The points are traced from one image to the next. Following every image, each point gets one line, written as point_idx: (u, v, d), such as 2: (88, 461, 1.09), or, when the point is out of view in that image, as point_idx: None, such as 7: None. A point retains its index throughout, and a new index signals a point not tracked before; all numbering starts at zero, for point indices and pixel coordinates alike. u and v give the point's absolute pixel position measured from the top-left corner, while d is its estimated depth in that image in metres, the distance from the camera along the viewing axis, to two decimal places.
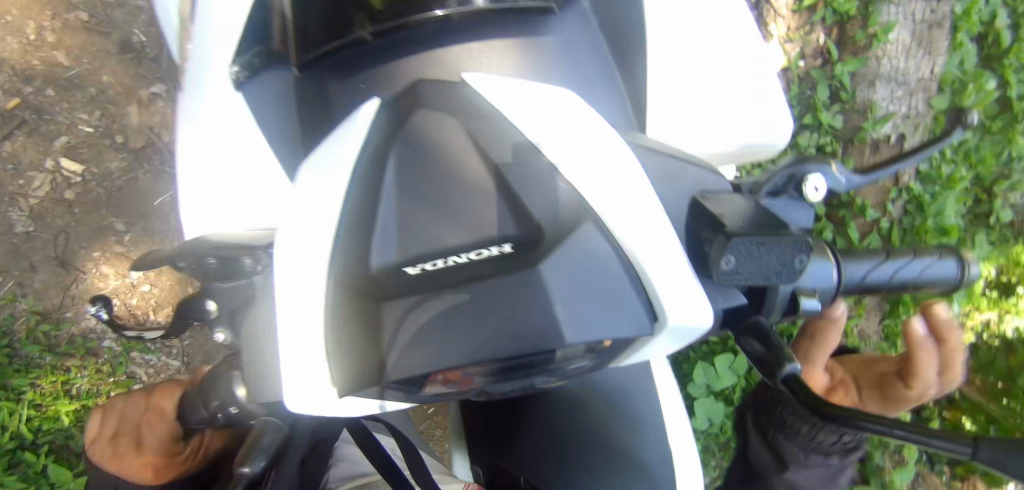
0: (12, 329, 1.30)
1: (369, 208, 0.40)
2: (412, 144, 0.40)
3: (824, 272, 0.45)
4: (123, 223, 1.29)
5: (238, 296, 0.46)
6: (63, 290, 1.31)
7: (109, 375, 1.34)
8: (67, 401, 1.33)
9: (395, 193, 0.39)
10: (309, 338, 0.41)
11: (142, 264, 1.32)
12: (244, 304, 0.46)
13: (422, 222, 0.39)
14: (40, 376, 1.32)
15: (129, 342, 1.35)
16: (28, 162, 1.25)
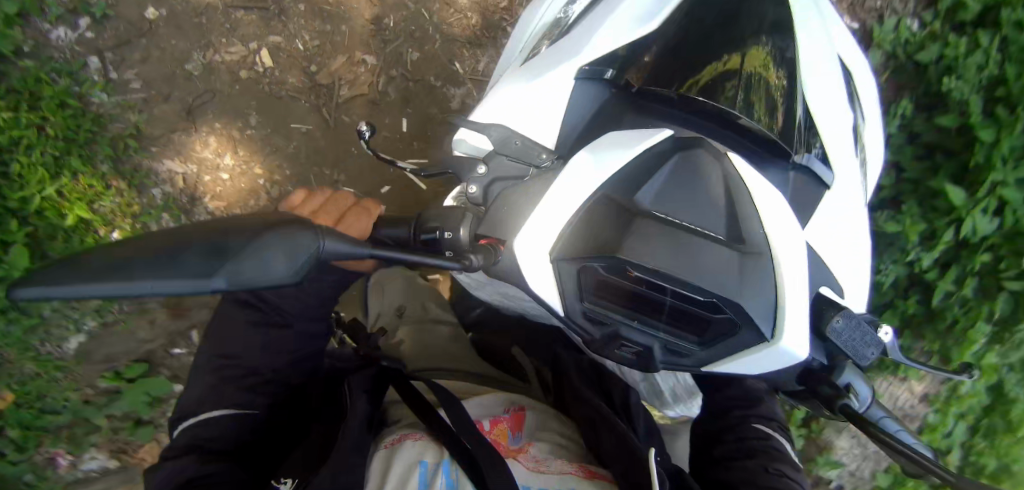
0: (108, 125, 1.38)
1: (649, 174, 0.71)
2: (692, 165, 0.71)
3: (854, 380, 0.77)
4: (257, 121, 1.46)
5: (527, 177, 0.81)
6: (169, 130, 1.42)
7: (134, 216, 1.43)
8: (85, 210, 1.37)
9: (664, 183, 0.71)
10: (579, 213, 0.71)
11: (238, 158, 1.47)
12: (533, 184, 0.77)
13: (674, 198, 0.70)
14: (84, 173, 1.37)
15: (171, 204, 1.45)
16: (241, 33, 1.42)
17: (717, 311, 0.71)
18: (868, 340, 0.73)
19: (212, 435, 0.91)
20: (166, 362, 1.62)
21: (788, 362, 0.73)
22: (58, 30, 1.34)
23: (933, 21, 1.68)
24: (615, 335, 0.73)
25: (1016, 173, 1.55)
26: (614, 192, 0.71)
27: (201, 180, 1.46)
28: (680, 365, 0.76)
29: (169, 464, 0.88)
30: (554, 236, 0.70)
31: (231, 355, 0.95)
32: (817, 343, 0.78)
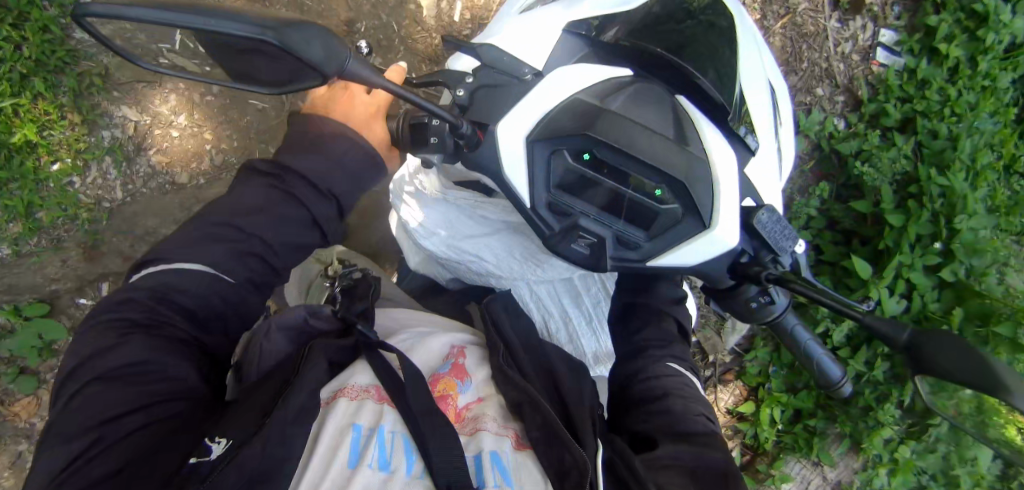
0: (78, 60, 1.47)
1: (615, 88, 0.96)
2: (646, 89, 0.98)
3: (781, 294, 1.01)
4: (218, 90, 1.59)
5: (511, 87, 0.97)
6: (135, 79, 1.53)
7: (79, 153, 1.51)
8: (34, 133, 1.45)
9: (623, 98, 0.93)
10: (558, 101, 0.93)
11: (190, 121, 1.58)
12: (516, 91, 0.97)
13: (633, 105, 0.93)
14: (45, 98, 1.46)
15: (118, 149, 1.54)
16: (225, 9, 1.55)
17: (664, 202, 0.90)
18: (783, 232, 0.95)
19: (185, 286, 0.96)
20: (68, 311, 1.59)
21: (721, 248, 0.93)
22: None
23: (858, 121, 1.85)
24: (574, 221, 0.91)
25: (923, 259, 1.69)
26: (586, 93, 0.94)
27: (151, 132, 1.56)
28: (629, 258, 0.94)
29: (119, 324, 0.92)
30: (530, 127, 0.91)
31: (237, 214, 1.00)
32: (748, 238, 0.98)
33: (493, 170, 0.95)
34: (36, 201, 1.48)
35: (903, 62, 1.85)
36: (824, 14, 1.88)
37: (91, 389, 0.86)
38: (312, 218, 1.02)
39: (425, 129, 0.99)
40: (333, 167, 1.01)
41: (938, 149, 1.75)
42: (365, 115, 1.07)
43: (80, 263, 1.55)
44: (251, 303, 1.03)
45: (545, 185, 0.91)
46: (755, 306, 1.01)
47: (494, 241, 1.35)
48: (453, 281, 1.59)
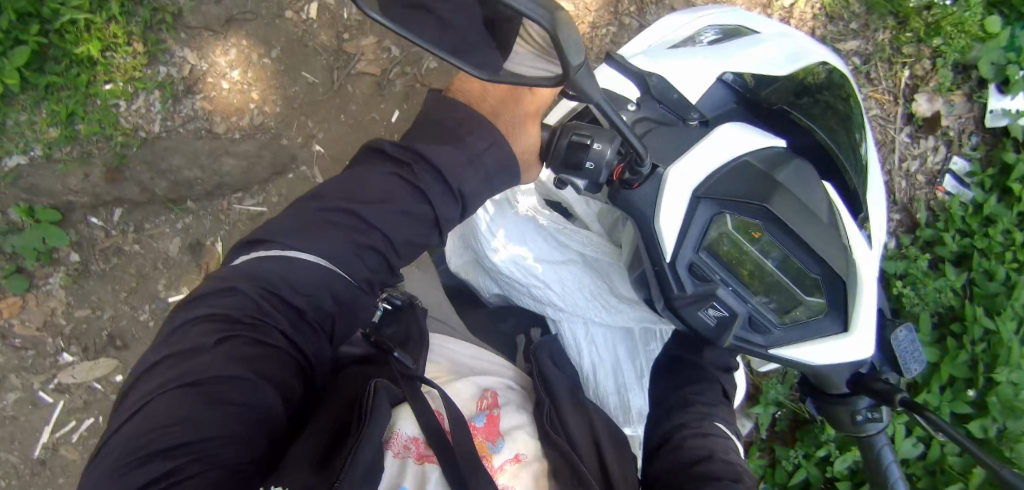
0: None
1: (783, 161, 1.05)
2: (808, 171, 1.05)
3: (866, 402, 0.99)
4: (276, 55, 1.63)
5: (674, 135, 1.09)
6: (204, 26, 1.60)
7: (131, 79, 1.57)
8: (97, 49, 1.53)
9: (786, 172, 1.02)
10: (732, 166, 1.03)
11: (242, 78, 1.62)
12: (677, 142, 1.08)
13: (801, 184, 1.02)
14: (117, 22, 1.54)
15: (169, 87, 1.59)
16: None
17: (808, 293, 0.97)
18: (915, 354, 0.96)
19: (297, 279, 0.87)
20: (77, 226, 1.62)
21: (851, 359, 0.97)
22: None
23: (909, 243, 1.77)
24: (714, 289, 0.99)
25: (952, 405, 1.55)
26: (759, 164, 1.04)
27: (204, 79, 1.61)
28: (753, 341, 1.01)
29: (217, 322, 0.82)
30: (697, 184, 1.01)
31: (358, 201, 0.93)
32: (880, 353, 0.99)
33: (646, 214, 1.02)
34: (78, 114, 1.54)
35: (970, 194, 1.80)
36: (896, 125, 1.83)
37: (170, 398, 0.75)
38: (435, 218, 0.97)
39: (583, 151, 0.97)
40: (470, 167, 0.97)
41: (991, 293, 1.66)
42: (522, 117, 1.07)
43: (100, 181, 1.57)
44: (361, 308, 0.94)
45: (693, 243, 1.00)
46: (860, 419, 0.99)
47: (567, 271, 1.40)
48: (496, 298, 1.53)
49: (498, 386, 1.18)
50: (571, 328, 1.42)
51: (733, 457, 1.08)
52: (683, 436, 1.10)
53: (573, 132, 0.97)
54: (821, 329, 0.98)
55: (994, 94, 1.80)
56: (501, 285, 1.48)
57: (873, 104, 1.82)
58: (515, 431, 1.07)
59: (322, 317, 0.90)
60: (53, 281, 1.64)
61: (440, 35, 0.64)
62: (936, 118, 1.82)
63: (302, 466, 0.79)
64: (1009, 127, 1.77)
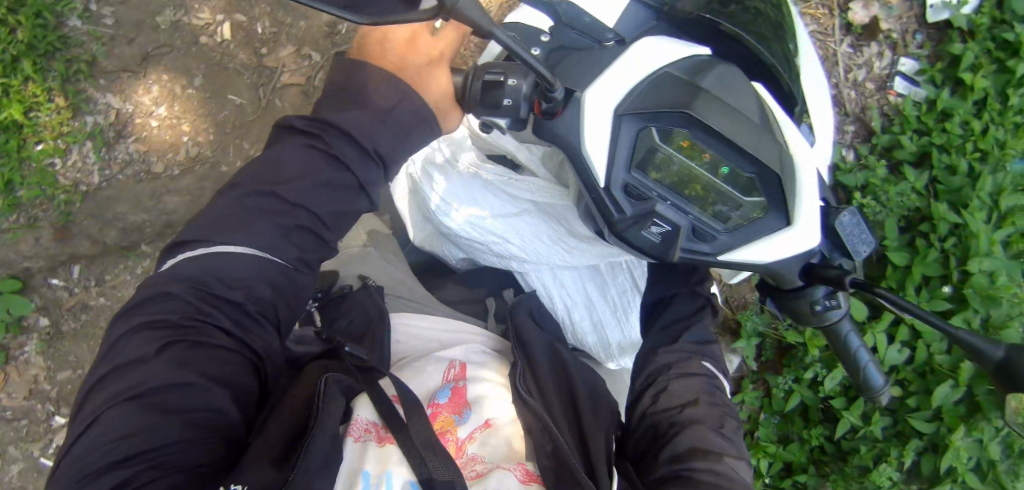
0: (70, 47, 1.52)
1: (705, 66, 0.93)
2: (731, 71, 0.94)
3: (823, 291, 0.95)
4: (199, 83, 1.59)
5: (589, 58, 0.97)
6: (122, 68, 1.56)
7: (61, 134, 1.54)
8: (20, 112, 1.50)
9: (711, 76, 0.91)
10: (650, 77, 0.91)
11: (170, 112, 1.59)
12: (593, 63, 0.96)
13: (726, 86, 0.91)
14: (34, 80, 1.51)
15: (98, 135, 1.56)
16: (212, 5, 1.58)
17: (748, 194, 0.88)
18: (863, 234, 0.92)
19: (227, 274, 0.84)
20: (41, 290, 1.61)
21: (799, 250, 0.91)
22: None
23: (868, 153, 1.74)
24: (653, 206, 0.92)
25: (930, 304, 1.55)
26: (680, 70, 0.92)
27: (132, 120, 1.58)
28: (699, 250, 0.95)
29: (155, 330, 0.80)
30: (619, 100, 0.90)
31: (278, 181, 0.88)
32: (826, 238, 0.94)
33: (569, 141, 0.95)
34: (16, 180, 1.52)
35: (923, 93, 1.75)
36: (835, 38, 1.78)
37: (120, 411, 0.74)
38: (358, 183, 0.90)
39: (498, 90, 0.91)
40: (380, 127, 0.88)
41: (956, 187, 1.63)
42: (424, 64, 0.90)
43: (52, 242, 1.56)
44: (301, 287, 0.91)
45: (620, 165, 0.92)
46: (819, 309, 0.95)
47: (524, 222, 1.32)
48: (463, 262, 1.49)
49: (470, 354, 1.17)
50: (539, 278, 1.38)
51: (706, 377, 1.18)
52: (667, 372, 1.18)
53: (483, 72, 0.91)
54: (772, 230, 0.90)
55: None
56: (463, 249, 1.43)
57: (808, 21, 1.77)
58: (484, 396, 1.06)
59: (258, 307, 0.86)
60: (28, 349, 1.63)
61: None
62: (874, 24, 1.77)
63: (262, 463, 0.79)
64: (952, 18, 1.72)
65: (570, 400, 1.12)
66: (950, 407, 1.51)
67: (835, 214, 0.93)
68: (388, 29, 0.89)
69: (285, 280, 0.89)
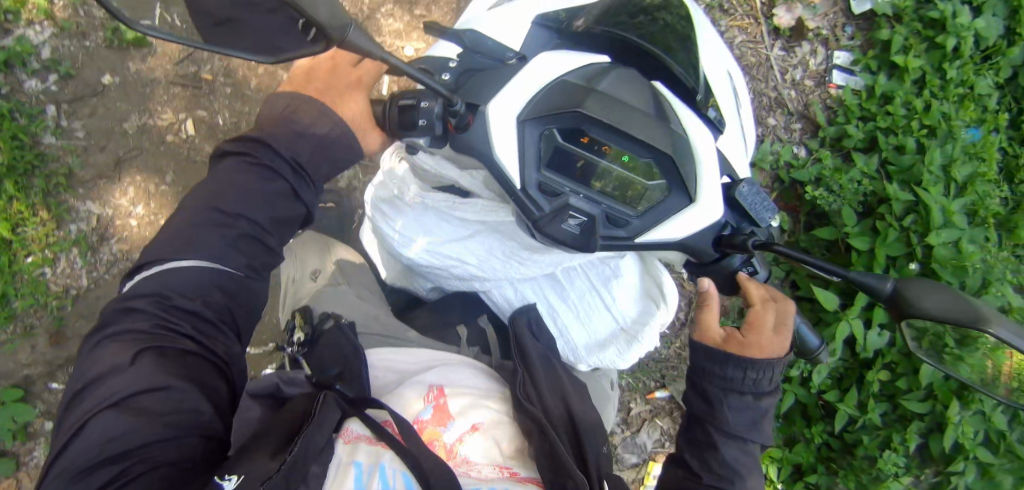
0: (46, 162, 1.63)
1: (601, 73, 0.94)
2: (629, 76, 0.94)
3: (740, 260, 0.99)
4: (171, 180, 1.70)
5: (492, 79, 0.96)
6: (97, 176, 1.66)
7: (48, 245, 1.64)
8: (7, 229, 1.60)
9: (607, 79, 0.91)
10: (546, 84, 0.92)
11: (148, 209, 1.70)
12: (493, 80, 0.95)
13: (622, 86, 0.91)
14: (18, 198, 1.61)
15: (83, 241, 1.66)
16: (173, 105, 1.70)
17: (649, 178, 0.90)
18: (765, 204, 0.95)
19: (182, 289, 0.88)
20: (43, 396, 1.66)
21: (707, 223, 0.95)
22: (31, 81, 1.61)
23: (818, 147, 1.79)
24: (566, 200, 0.92)
25: None
26: (576, 77, 0.92)
27: (113, 223, 1.68)
28: (618, 236, 0.95)
29: (125, 343, 0.83)
30: (522, 107, 0.90)
31: (217, 197, 0.92)
32: (729, 209, 0.97)
33: (483, 151, 0.93)
34: (11, 293, 1.61)
35: (859, 81, 1.81)
36: (765, 44, 1.85)
37: (102, 418, 0.77)
38: (291, 189, 0.95)
39: (414, 112, 0.95)
40: (301, 139, 0.93)
41: (908, 165, 1.66)
42: (347, 85, 0.98)
43: (50, 346, 1.64)
44: (255, 292, 0.96)
45: (529, 169, 0.91)
46: (740, 276, 1.01)
47: (480, 241, 1.27)
48: (433, 292, 1.51)
49: (449, 375, 1.16)
50: (501, 292, 1.38)
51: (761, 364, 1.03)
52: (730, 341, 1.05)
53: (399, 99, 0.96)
54: (685, 207, 0.93)
55: None
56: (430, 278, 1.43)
57: (736, 32, 1.84)
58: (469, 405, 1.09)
59: (216, 313, 0.91)
60: (37, 453, 1.68)
61: (254, 46, 0.69)
62: (801, 24, 1.83)
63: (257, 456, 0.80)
64: (875, 7, 1.77)
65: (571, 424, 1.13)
66: (941, 383, 1.49)
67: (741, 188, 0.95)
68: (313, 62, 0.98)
69: (234, 292, 0.93)
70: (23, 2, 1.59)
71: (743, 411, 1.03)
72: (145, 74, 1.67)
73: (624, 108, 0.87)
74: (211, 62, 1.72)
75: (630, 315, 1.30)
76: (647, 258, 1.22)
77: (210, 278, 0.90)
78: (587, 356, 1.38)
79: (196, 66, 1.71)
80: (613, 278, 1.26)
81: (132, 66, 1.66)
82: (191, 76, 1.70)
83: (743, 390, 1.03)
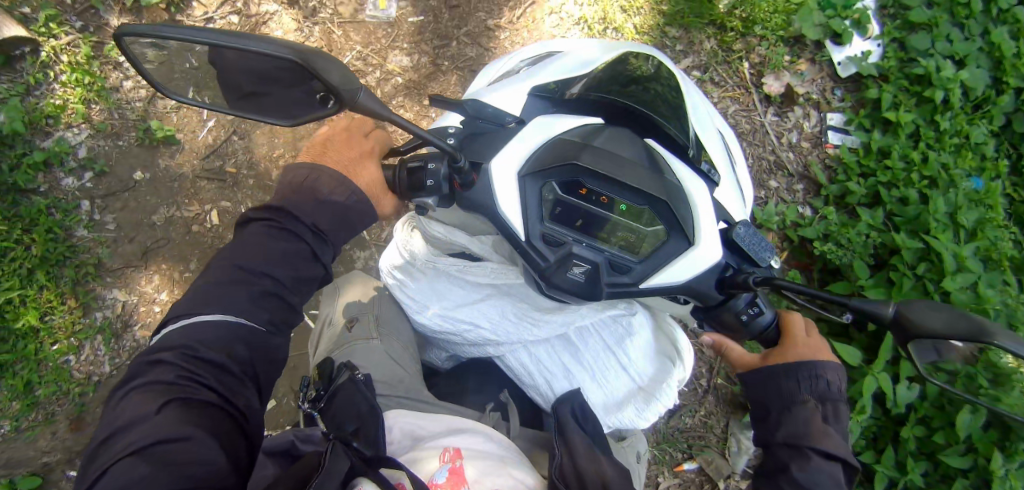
0: (78, 253, 1.72)
1: (593, 133, 0.97)
2: (620, 135, 0.97)
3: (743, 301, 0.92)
4: (195, 266, 1.80)
5: (489, 138, 0.97)
6: (125, 265, 1.75)
7: (73, 333, 1.69)
8: (36, 318, 1.66)
9: (599, 139, 0.95)
10: (543, 142, 0.94)
11: (171, 295, 1.77)
12: (489, 139, 0.97)
13: (614, 145, 0.95)
14: (48, 288, 1.68)
15: (107, 327, 1.72)
16: (199, 197, 1.82)
17: (647, 224, 0.89)
18: (761, 243, 0.92)
19: (206, 340, 0.89)
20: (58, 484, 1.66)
21: (708, 264, 0.91)
22: (68, 179, 1.74)
23: (822, 205, 1.80)
24: (568, 249, 0.90)
25: None
26: (571, 136, 0.96)
27: (137, 309, 1.75)
28: (622, 283, 0.92)
29: (151, 394, 0.83)
30: (522, 165, 0.92)
31: (240, 256, 0.95)
32: (729, 253, 0.93)
33: (485, 206, 0.93)
34: (34, 380, 1.65)
35: (855, 141, 1.85)
36: (758, 111, 1.91)
37: (119, 467, 0.75)
38: (312, 251, 0.98)
39: (422, 173, 0.98)
40: (322, 206, 0.98)
41: (914, 215, 1.66)
42: (358, 155, 1.04)
43: (69, 433, 1.66)
44: (276, 348, 0.96)
45: (531, 223, 0.91)
46: (745, 319, 0.93)
47: (490, 305, 1.28)
48: (448, 362, 1.48)
49: (476, 437, 1.07)
50: (516, 357, 1.32)
51: (814, 377, 0.91)
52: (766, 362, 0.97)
53: (407, 163, 0.99)
54: (686, 248, 0.90)
55: (833, 49, 1.88)
56: (447, 348, 1.41)
57: (729, 102, 1.91)
58: (492, 466, 1.00)
59: (239, 370, 0.91)
60: None
61: (279, 110, 0.77)
62: (790, 91, 1.91)
63: None
64: (860, 71, 1.85)
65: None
66: (980, 434, 1.39)
67: (741, 230, 0.92)
68: (326, 137, 1.06)
69: (253, 351, 0.93)
70: (64, 108, 1.73)
71: (810, 423, 0.90)
72: (175, 170, 1.81)
73: (620, 161, 0.89)
74: (235, 156, 1.85)
75: (647, 374, 1.25)
76: (660, 315, 1.23)
77: (231, 335, 0.91)
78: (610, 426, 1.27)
79: (222, 160, 1.84)
80: (626, 336, 1.23)
81: (163, 163, 1.80)
82: (217, 170, 1.84)
83: (803, 398, 0.92)
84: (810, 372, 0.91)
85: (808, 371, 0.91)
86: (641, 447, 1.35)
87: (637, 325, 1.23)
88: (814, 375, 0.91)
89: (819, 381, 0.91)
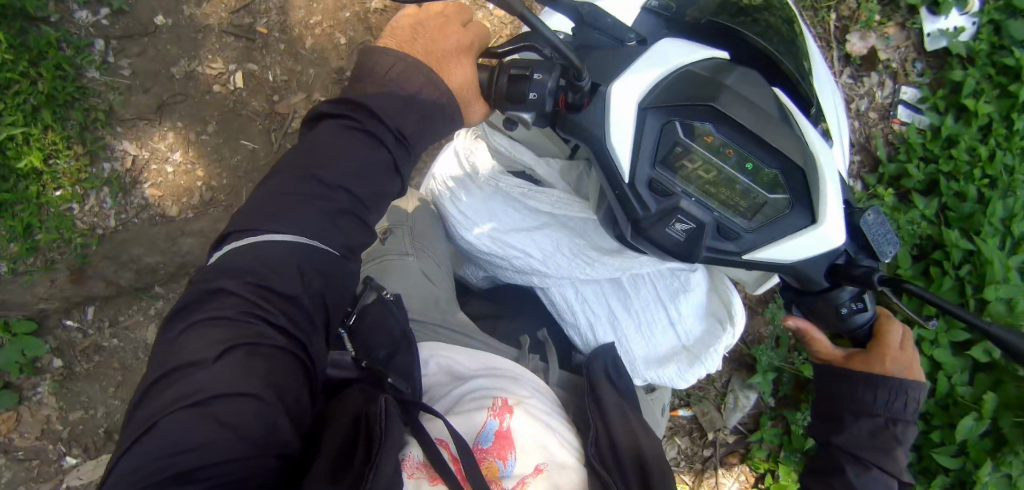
0: (87, 96, 1.57)
1: (726, 68, 0.88)
2: (755, 77, 0.88)
3: (849, 294, 0.92)
4: (212, 130, 1.66)
5: (604, 63, 0.91)
6: (137, 117, 1.61)
7: (78, 181, 1.58)
8: (39, 160, 1.54)
9: (733, 77, 0.87)
10: (669, 72, 0.87)
11: (185, 158, 1.65)
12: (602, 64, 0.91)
13: (749, 87, 0.86)
14: (53, 129, 1.55)
15: (115, 181, 1.61)
16: (225, 54, 1.65)
17: (772, 189, 0.84)
18: (888, 236, 0.86)
19: (276, 270, 0.84)
20: (55, 332, 1.63)
21: (824, 248, 0.85)
22: (82, 11, 1.56)
23: (875, 182, 1.73)
24: (676, 202, 0.86)
25: (950, 335, 1.49)
26: (703, 70, 0.87)
27: (148, 167, 1.64)
28: (726, 249, 0.89)
29: (211, 333, 0.78)
30: (645, 93, 0.86)
31: (315, 165, 0.88)
32: (849, 238, 0.88)
33: (595, 136, 0.89)
34: (34, 224, 1.56)
35: (926, 121, 1.75)
36: (834, 69, 1.78)
37: (175, 419, 0.71)
38: (393, 162, 0.91)
39: (525, 84, 0.89)
40: (408, 105, 0.89)
41: (967, 213, 1.63)
42: (453, 49, 0.92)
43: (69, 285, 1.59)
44: (347, 275, 0.92)
45: (643, 164, 0.87)
46: (844, 312, 0.93)
47: (545, 236, 1.22)
48: (483, 281, 1.44)
49: (521, 388, 1.05)
50: (561, 292, 1.28)
51: (894, 398, 0.95)
52: (849, 362, 1.01)
53: (510, 67, 0.90)
54: (805, 224, 0.85)
55: (927, 18, 1.74)
56: (485, 267, 1.36)
57: None
58: (535, 438, 0.98)
59: (305, 308, 0.86)
60: (42, 390, 1.64)
61: None
62: (872, 54, 1.77)
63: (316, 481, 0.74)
64: (950, 46, 1.72)
65: (642, 469, 1.02)
66: (976, 441, 1.46)
67: (870, 217, 0.86)
68: (418, 19, 0.93)
69: (327, 275, 0.88)
70: None
71: (875, 437, 0.94)
72: (203, 22, 1.64)
73: (755, 110, 0.82)
74: (269, 16, 1.68)
75: (694, 334, 1.23)
76: (716, 273, 1.19)
77: (305, 248, 0.86)
78: (643, 378, 1.28)
79: (253, 18, 1.67)
80: (681, 291, 1.21)
81: (189, 10, 1.63)
82: (247, 28, 1.67)
83: (875, 410, 0.95)
84: (893, 388, 0.95)
85: (892, 390, 0.95)
86: (662, 400, 1.40)
87: (693, 281, 1.20)
88: (895, 395, 0.95)
89: (897, 401, 0.95)
